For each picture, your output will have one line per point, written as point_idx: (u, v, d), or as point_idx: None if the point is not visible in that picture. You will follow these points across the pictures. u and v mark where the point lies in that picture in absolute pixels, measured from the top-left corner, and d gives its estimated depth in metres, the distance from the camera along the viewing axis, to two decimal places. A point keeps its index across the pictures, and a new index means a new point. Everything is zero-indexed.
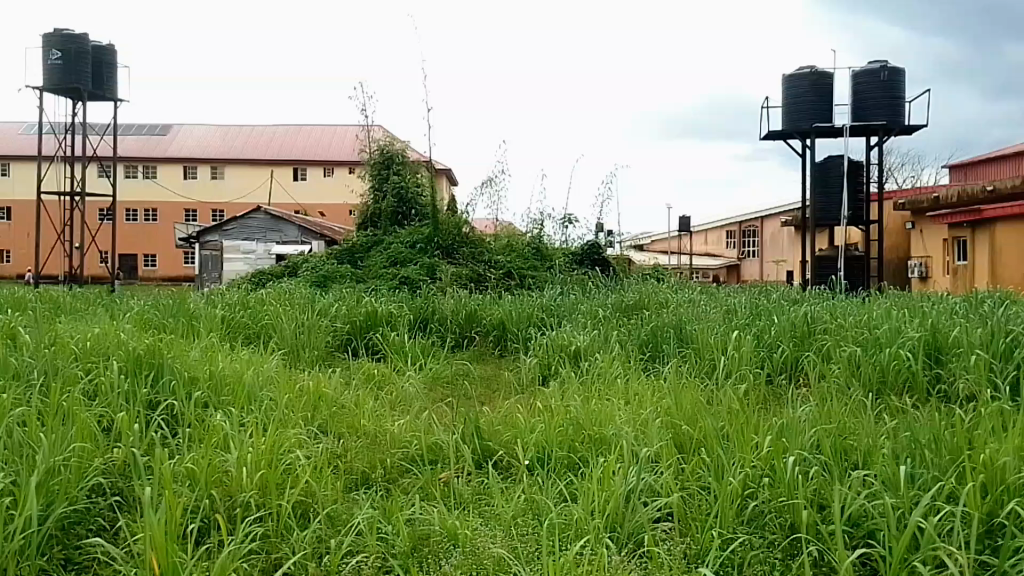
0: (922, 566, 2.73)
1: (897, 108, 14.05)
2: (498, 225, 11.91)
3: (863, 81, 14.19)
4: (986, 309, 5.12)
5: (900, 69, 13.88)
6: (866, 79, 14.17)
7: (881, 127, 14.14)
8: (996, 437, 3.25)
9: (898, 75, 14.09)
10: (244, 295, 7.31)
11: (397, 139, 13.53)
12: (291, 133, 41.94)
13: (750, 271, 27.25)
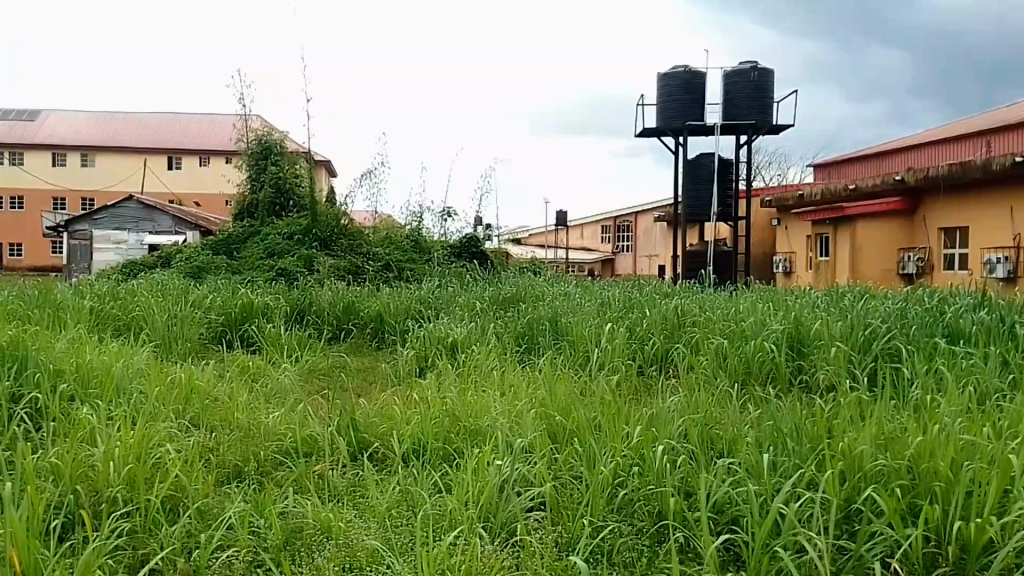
0: (783, 552, 2.75)
1: (764, 107, 16.87)
2: (376, 218, 12.02)
3: (735, 83, 17.07)
4: (843, 302, 5.36)
5: (766, 71, 16.75)
6: (737, 79, 17.03)
7: (751, 125, 16.92)
8: (854, 425, 3.24)
9: (767, 78, 16.97)
10: (114, 286, 7.25)
11: (276, 128, 13.28)
12: (165, 125, 43.88)
13: (625, 267, 28.06)
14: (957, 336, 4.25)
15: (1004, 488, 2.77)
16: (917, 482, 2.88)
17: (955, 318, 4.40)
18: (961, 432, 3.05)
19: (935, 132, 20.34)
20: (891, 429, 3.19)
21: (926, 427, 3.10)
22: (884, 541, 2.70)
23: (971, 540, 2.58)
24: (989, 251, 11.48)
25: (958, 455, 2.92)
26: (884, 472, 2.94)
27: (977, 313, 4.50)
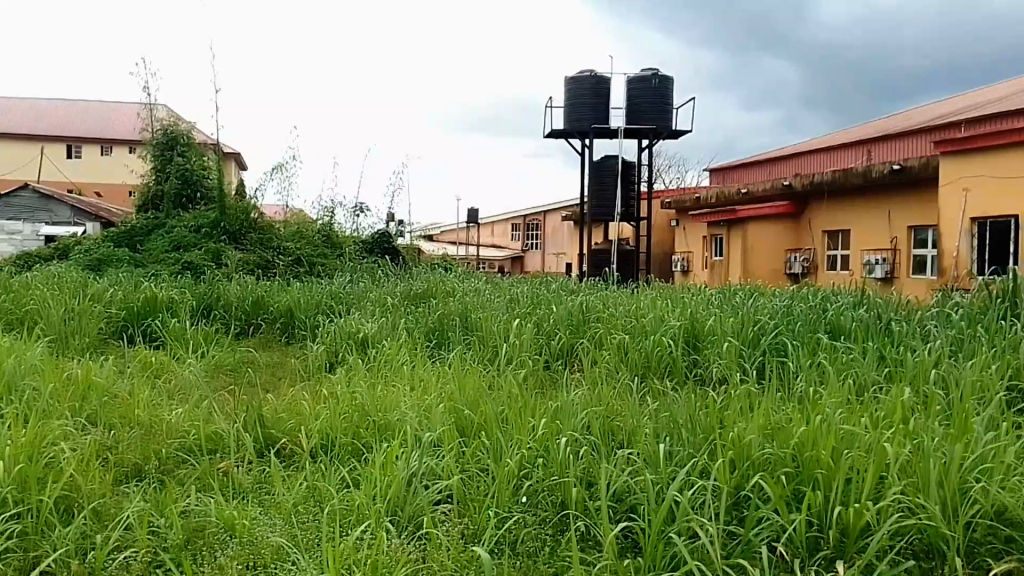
0: (677, 537, 2.86)
1: (665, 113, 17.70)
2: (288, 212, 11.88)
3: (637, 89, 17.77)
4: (736, 299, 5.65)
5: (666, 79, 17.53)
6: (640, 86, 17.75)
7: (652, 130, 17.75)
8: (743, 416, 3.41)
9: (667, 86, 17.81)
10: (5, 278, 6.91)
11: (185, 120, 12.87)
12: (68, 112, 41.95)
13: (534, 264, 28.54)
14: (838, 332, 4.56)
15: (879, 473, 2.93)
16: (801, 469, 3.00)
17: (836, 315, 4.71)
18: (841, 421, 3.23)
19: (816, 141, 21.39)
20: (778, 419, 3.35)
21: (809, 418, 3.27)
22: (771, 526, 2.83)
23: (850, 523, 2.73)
24: (868, 253, 12.14)
25: (839, 443, 3.07)
26: (771, 459, 3.08)
27: (856, 311, 4.84)
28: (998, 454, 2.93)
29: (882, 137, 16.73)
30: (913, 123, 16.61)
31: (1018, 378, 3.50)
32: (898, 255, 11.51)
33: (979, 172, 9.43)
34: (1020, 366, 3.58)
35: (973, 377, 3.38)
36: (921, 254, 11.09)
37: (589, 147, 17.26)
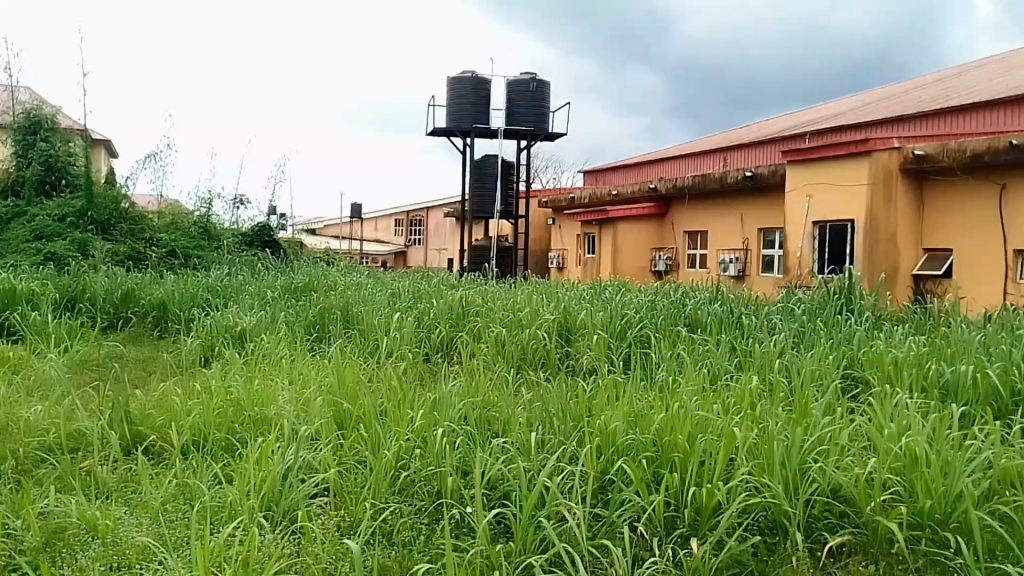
0: (547, 522, 2.97)
1: (542, 116, 18.25)
2: (162, 201, 11.44)
3: (515, 91, 18.21)
4: (605, 294, 5.96)
5: (543, 83, 18.07)
6: (518, 88, 18.19)
7: (529, 132, 18.27)
8: (610, 405, 3.60)
9: (544, 90, 18.38)
10: None
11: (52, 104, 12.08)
12: None
13: (416, 259, 28.46)
14: (696, 325, 4.91)
15: (731, 455, 3.14)
16: (660, 452, 3.21)
17: (695, 309, 5.07)
18: (697, 408, 3.45)
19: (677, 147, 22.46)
20: (641, 407, 3.55)
21: (669, 405, 3.48)
22: (632, 508, 3.00)
23: (703, 503, 2.92)
24: (723, 252, 12.77)
25: (694, 428, 3.28)
26: (632, 445, 3.25)
27: (712, 306, 5.23)
28: (833, 436, 3.19)
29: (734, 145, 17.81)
30: (769, 131, 17.86)
31: (852, 367, 3.89)
32: (749, 254, 12.16)
33: (818, 179, 10.20)
34: (853, 357, 3.97)
35: (812, 366, 3.72)
36: (768, 253, 11.72)
37: (468, 147, 17.56)
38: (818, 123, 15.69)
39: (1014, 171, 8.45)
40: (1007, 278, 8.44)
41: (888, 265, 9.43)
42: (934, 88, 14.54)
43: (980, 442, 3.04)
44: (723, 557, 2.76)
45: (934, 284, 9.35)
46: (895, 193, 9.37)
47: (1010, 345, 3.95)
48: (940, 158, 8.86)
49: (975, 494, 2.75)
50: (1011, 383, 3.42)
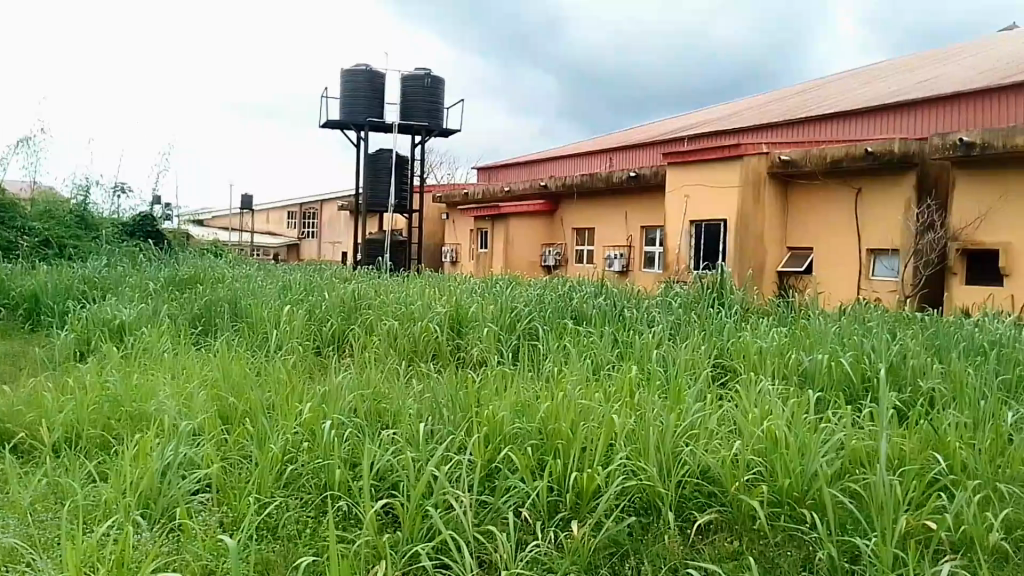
0: (434, 511, 3.02)
1: (436, 113, 18.35)
2: (35, 189, 10.79)
3: (410, 86, 18.22)
4: (496, 288, 6.11)
5: (438, 80, 18.17)
6: (413, 84, 18.21)
7: (424, 128, 18.31)
8: (499, 395, 3.69)
9: (439, 86, 18.47)
10: None
11: None
12: None
13: (309, 253, 27.81)
14: (581, 318, 5.12)
15: (610, 442, 3.29)
16: (545, 440, 3.33)
17: (581, 303, 5.30)
18: (580, 397, 3.59)
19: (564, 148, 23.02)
20: (527, 396, 3.66)
21: (554, 395, 3.61)
22: (517, 494, 3.09)
23: (584, 487, 3.05)
24: (609, 249, 13.16)
25: (577, 416, 3.42)
26: (519, 434, 3.36)
27: (597, 299, 5.47)
28: (702, 421, 3.41)
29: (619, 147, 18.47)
30: (662, 130, 18.64)
31: (722, 357, 4.16)
32: (633, 251, 12.54)
33: (695, 182, 10.70)
34: (723, 348, 4.26)
35: (687, 357, 3.96)
36: (650, 250, 12.15)
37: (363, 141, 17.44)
38: (695, 128, 16.63)
39: (867, 178, 9.25)
40: (860, 275, 9.22)
41: (755, 264, 10.00)
42: (818, 96, 15.61)
43: (834, 425, 3.33)
44: (602, 538, 2.89)
45: (796, 279, 10.03)
46: (764, 196, 9.96)
47: (861, 337, 4.36)
48: (804, 164, 9.54)
49: (828, 473, 2.99)
50: (861, 371, 3.78)
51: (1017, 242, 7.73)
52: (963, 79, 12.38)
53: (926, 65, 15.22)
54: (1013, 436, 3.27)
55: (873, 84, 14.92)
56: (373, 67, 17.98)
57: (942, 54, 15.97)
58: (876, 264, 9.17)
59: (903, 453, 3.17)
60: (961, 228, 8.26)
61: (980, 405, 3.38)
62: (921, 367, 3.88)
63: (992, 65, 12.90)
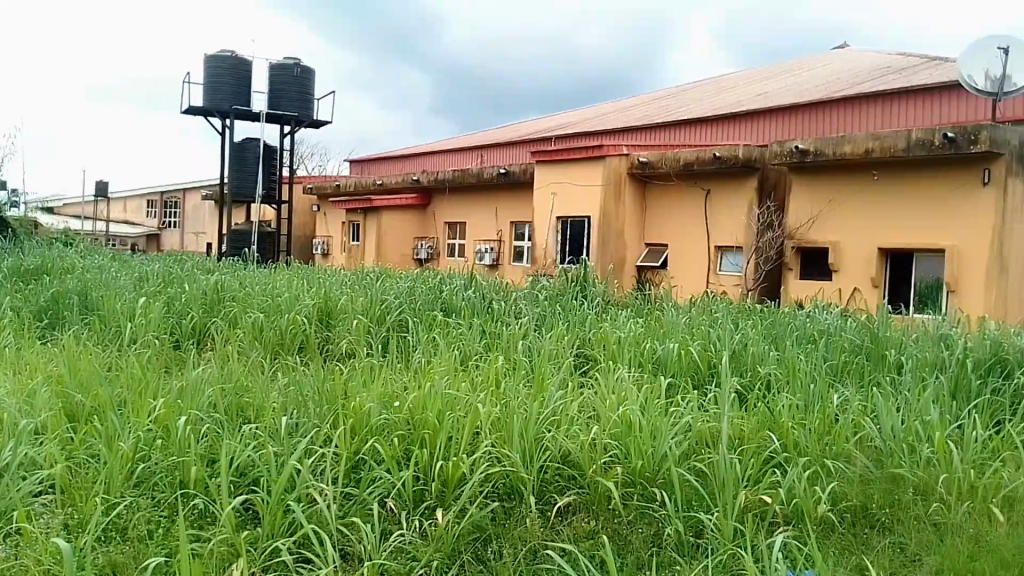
0: (296, 504, 2.98)
1: (306, 103, 17.95)
2: None
3: (277, 75, 17.71)
4: (366, 280, 6.14)
5: (308, 70, 17.79)
6: (281, 73, 17.72)
7: (293, 118, 17.86)
8: (366, 388, 3.68)
9: (309, 76, 18.09)
10: None
11: None
12: None
13: (169, 243, 26.12)
14: (451, 310, 5.27)
15: (476, 430, 3.37)
16: (411, 430, 3.36)
17: (450, 295, 5.44)
18: (447, 387, 3.65)
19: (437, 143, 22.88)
20: (395, 387, 3.68)
21: (421, 385, 3.65)
22: (383, 484, 3.11)
23: (449, 476, 3.10)
24: (479, 243, 13.29)
25: (444, 406, 3.47)
26: (386, 425, 3.38)
27: (466, 291, 5.61)
28: (563, 408, 3.56)
29: (490, 145, 18.59)
30: (543, 125, 19.05)
31: (583, 346, 4.39)
32: (502, 245, 12.78)
33: (559, 179, 11.04)
34: (585, 338, 4.49)
35: (551, 347, 4.14)
36: (519, 245, 12.48)
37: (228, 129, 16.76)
38: (572, 126, 17.19)
39: (714, 180, 9.82)
40: (709, 270, 9.79)
41: (615, 257, 10.48)
42: (691, 98, 16.49)
43: (683, 409, 3.57)
44: (465, 524, 2.97)
45: (653, 274, 10.56)
46: (624, 194, 10.46)
47: (708, 327, 4.70)
48: (660, 165, 10.14)
49: (675, 455, 3.22)
50: (708, 359, 4.10)
51: (844, 241, 8.50)
52: (816, 88, 13.48)
53: (785, 73, 16.42)
54: (838, 416, 3.63)
55: (740, 88, 15.93)
56: (239, 54, 17.36)
57: (798, 64, 17.28)
58: (723, 260, 9.76)
59: (742, 433, 3.43)
60: (796, 228, 8.98)
61: (810, 389, 3.74)
62: (760, 354, 4.24)
63: (841, 76, 14.10)
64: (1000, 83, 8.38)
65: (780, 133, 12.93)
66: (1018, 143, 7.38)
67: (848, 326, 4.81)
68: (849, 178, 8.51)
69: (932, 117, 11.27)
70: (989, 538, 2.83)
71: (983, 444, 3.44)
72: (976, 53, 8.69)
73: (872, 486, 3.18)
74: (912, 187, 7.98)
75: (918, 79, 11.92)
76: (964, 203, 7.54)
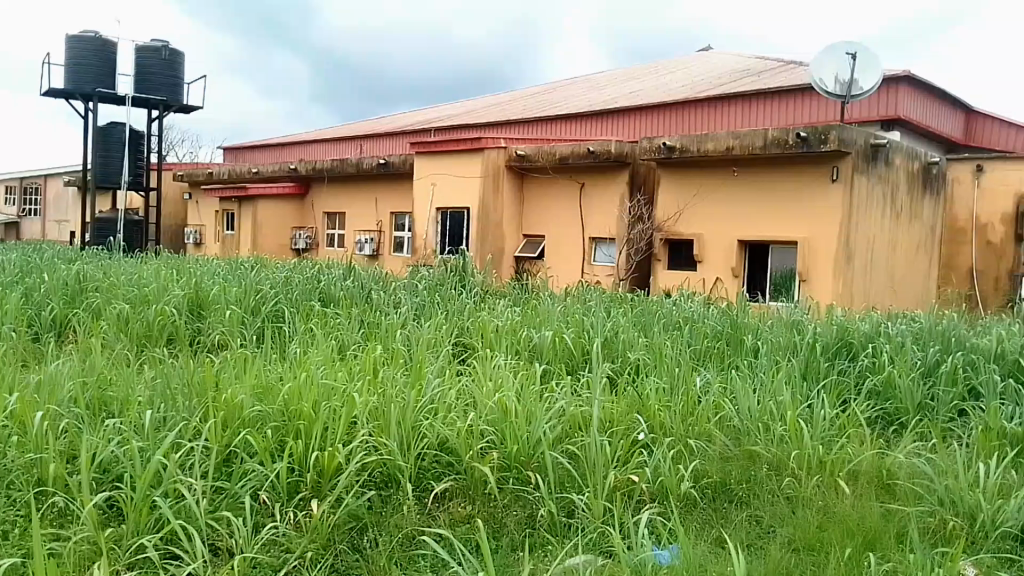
0: (163, 500, 2.87)
1: (175, 88, 17.05)
2: None
3: (143, 58, 16.69)
4: (240, 270, 6.06)
5: (177, 53, 16.90)
6: (148, 55, 16.71)
7: (160, 102, 16.91)
8: (238, 379, 3.61)
9: (178, 59, 17.16)
10: None
11: None
12: None
13: (29, 232, 24.28)
14: (329, 299, 5.37)
15: (353, 419, 3.36)
16: (287, 421, 3.31)
17: (328, 286, 5.54)
18: (323, 376, 3.63)
19: (325, 128, 22.30)
20: (269, 378, 3.63)
21: (296, 375, 3.60)
22: (255, 478, 3.04)
23: (324, 466, 3.07)
24: (358, 233, 13.19)
25: (320, 396, 3.44)
26: (259, 416, 3.32)
27: (344, 282, 5.71)
28: (441, 396, 3.62)
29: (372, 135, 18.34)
30: (441, 113, 19.01)
31: (462, 335, 4.53)
32: (382, 235, 12.74)
33: (440, 170, 11.08)
34: (464, 327, 4.64)
35: (430, 337, 4.24)
36: (399, 236, 12.50)
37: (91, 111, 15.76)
38: (466, 115, 17.32)
39: (588, 173, 10.11)
40: (584, 260, 10.07)
41: (494, 247, 10.61)
42: (587, 90, 16.88)
43: (557, 395, 3.70)
44: (341, 514, 2.95)
45: (531, 264, 10.79)
46: (502, 185, 10.60)
47: (581, 314, 4.92)
48: (537, 159, 10.37)
49: (549, 438, 3.33)
50: (581, 346, 4.31)
51: (708, 235, 8.97)
52: (696, 85, 14.19)
53: (669, 69, 17.14)
54: (700, 397, 3.86)
55: (633, 82, 16.44)
56: (103, 34, 16.39)
57: (687, 60, 18.00)
58: (597, 251, 10.08)
59: (613, 416, 3.58)
60: (664, 221, 9.37)
61: (675, 373, 3.96)
62: (630, 341, 4.45)
63: (727, 73, 14.78)
64: (848, 87, 9.04)
65: (657, 129, 13.39)
66: (863, 143, 8.07)
67: (710, 313, 5.15)
68: (712, 174, 8.96)
69: (792, 119, 11.99)
70: (835, 508, 3.06)
71: (831, 422, 3.72)
72: (827, 58, 9.32)
73: (731, 463, 3.39)
74: (769, 183, 8.53)
75: (785, 79, 12.77)
76: (815, 198, 8.17)
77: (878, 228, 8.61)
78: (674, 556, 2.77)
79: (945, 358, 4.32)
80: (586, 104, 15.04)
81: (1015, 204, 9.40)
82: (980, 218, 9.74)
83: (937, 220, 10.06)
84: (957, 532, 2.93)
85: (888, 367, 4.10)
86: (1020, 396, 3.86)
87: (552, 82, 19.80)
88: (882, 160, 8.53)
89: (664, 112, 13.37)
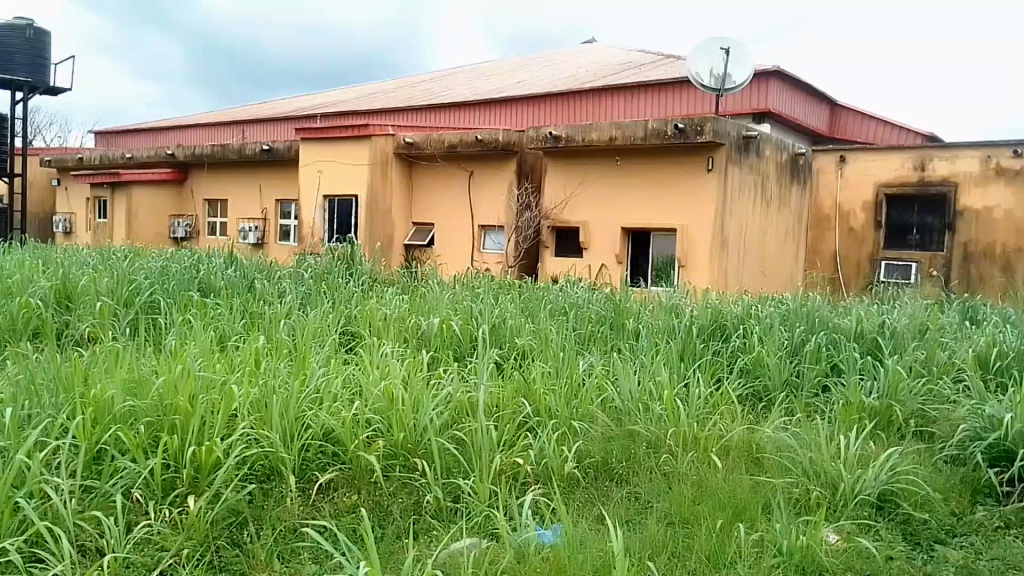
0: (26, 501, 2.70)
1: (42, 68, 16.09)
2: None
3: (5, 36, 15.69)
4: (112, 260, 5.85)
5: (43, 32, 15.96)
6: (10, 33, 15.72)
7: (25, 83, 15.92)
8: (109, 374, 3.49)
9: (45, 38, 16.22)
10: None
11: None
12: None
13: None
14: (208, 290, 5.27)
15: (233, 413, 3.30)
16: (160, 416, 3.21)
17: (208, 275, 5.43)
18: (201, 369, 3.54)
19: (220, 112, 21.45)
20: (143, 372, 3.52)
21: (172, 368, 3.51)
22: (127, 476, 2.91)
23: (202, 461, 2.97)
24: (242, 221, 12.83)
25: (197, 389, 3.36)
26: (131, 412, 3.19)
27: (226, 271, 5.63)
28: (326, 384, 3.61)
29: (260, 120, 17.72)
30: (347, 96, 18.65)
31: (349, 324, 4.56)
32: (267, 223, 12.43)
33: (327, 157, 10.87)
34: (351, 316, 4.66)
35: (314, 327, 4.24)
36: (285, 223, 12.22)
37: None
38: (369, 98, 17.08)
39: (476, 161, 10.15)
40: (473, 248, 10.14)
41: (383, 235, 10.56)
42: (498, 74, 16.91)
43: (444, 382, 3.75)
44: (219, 509, 2.87)
45: (421, 252, 10.80)
46: (390, 172, 10.53)
47: (469, 301, 5.01)
48: (425, 147, 10.35)
49: (436, 425, 3.36)
50: (469, 333, 4.42)
51: (594, 222, 9.20)
52: (597, 73, 14.46)
53: (571, 57, 17.41)
54: (584, 380, 4.00)
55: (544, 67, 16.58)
56: None
57: (589, 49, 18.30)
58: (486, 239, 10.15)
59: (499, 401, 3.64)
60: (551, 208, 9.54)
61: (560, 358, 4.10)
62: (517, 327, 4.56)
63: (629, 62, 15.11)
64: (722, 81, 9.40)
65: (557, 119, 13.54)
66: (735, 135, 8.40)
67: (595, 299, 5.32)
68: (597, 164, 9.16)
69: (682, 110, 12.32)
70: (708, 482, 3.20)
71: (705, 400, 3.92)
72: (703, 53, 9.67)
73: (612, 443, 3.51)
74: (649, 172, 8.82)
75: (679, 69, 13.19)
76: (693, 187, 8.48)
77: (751, 215, 9.02)
78: (557, 536, 2.82)
79: (808, 336, 4.62)
80: (491, 90, 15.10)
81: (874, 192, 10.00)
82: (843, 205, 10.31)
83: (806, 207, 10.60)
84: (820, 501, 3.11)
85: (757, 348, 4.36)
86: (876, 371, 4.19)
87: (462, 67, 19.72)
88: (754, 151, 8.91)
89: (561, 102, 13.52)
